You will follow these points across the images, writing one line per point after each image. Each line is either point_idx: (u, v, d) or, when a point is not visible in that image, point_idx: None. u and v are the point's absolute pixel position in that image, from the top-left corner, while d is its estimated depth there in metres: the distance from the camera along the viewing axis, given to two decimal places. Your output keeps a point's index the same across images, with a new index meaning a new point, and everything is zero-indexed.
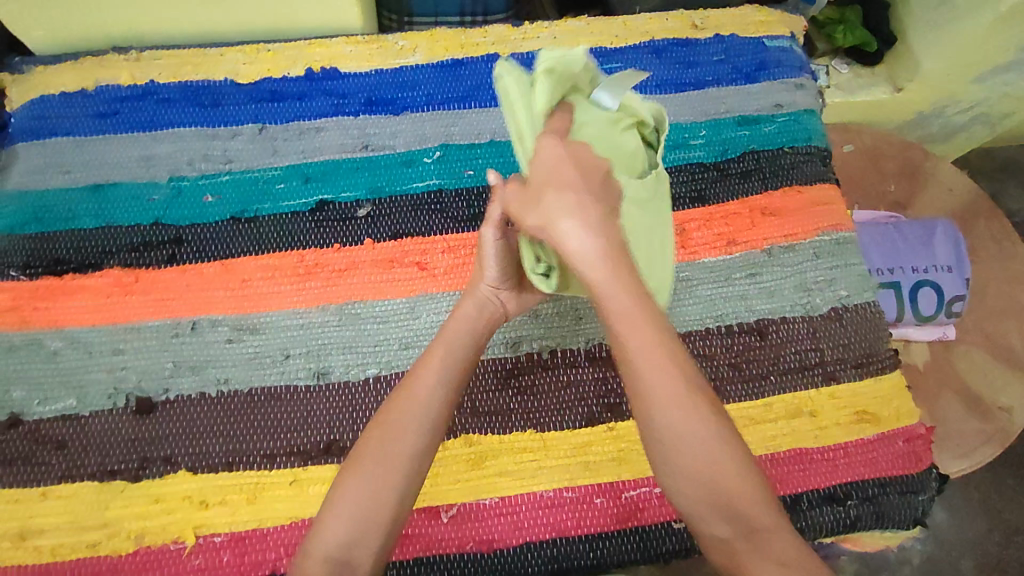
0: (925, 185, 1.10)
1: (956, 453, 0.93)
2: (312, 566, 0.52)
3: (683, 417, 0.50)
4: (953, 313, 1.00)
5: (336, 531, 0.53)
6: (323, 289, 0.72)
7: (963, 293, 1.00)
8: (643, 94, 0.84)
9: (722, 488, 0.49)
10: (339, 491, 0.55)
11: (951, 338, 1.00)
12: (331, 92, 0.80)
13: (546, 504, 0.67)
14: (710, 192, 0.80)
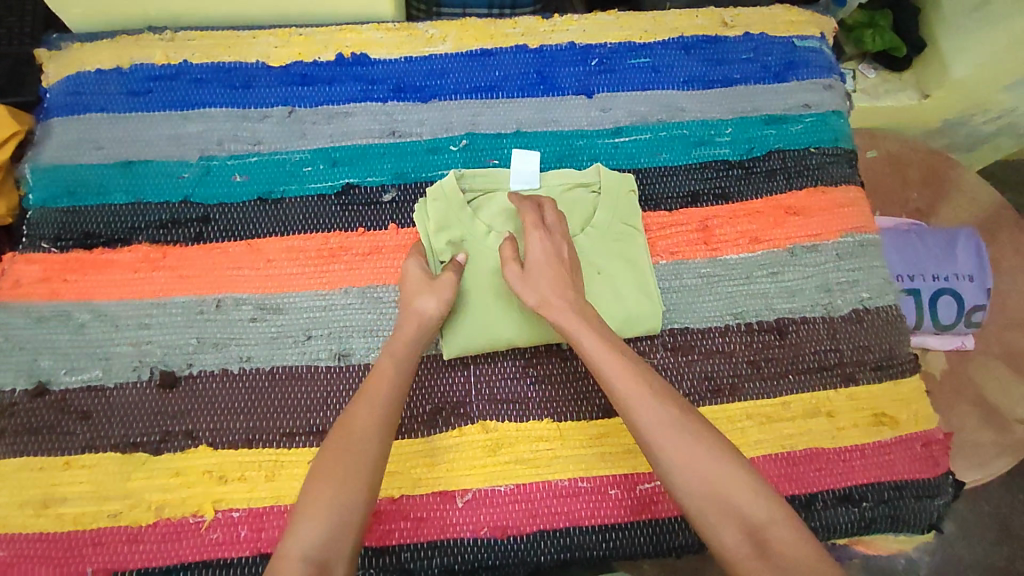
0: (949, 192, 1.10)
1: (970, 464, 0.94)
2: (291, 567, 0.50)
3: (685, 450, 0.55)
4: (972, 323, 0.99)
5: (311, 534, 0.52)
6: (346, 273, 0.73)
7: (984, 303, 0.99)
8: (670, 90, 0.84)
9: (722, 501, 0.53)
10: (309, 497, 0.54)
11: (970, 347, 1.00)
12: (360, 78, 0.81)
13: (560, 493, 0.67)
14: (734, 190, 0.80)
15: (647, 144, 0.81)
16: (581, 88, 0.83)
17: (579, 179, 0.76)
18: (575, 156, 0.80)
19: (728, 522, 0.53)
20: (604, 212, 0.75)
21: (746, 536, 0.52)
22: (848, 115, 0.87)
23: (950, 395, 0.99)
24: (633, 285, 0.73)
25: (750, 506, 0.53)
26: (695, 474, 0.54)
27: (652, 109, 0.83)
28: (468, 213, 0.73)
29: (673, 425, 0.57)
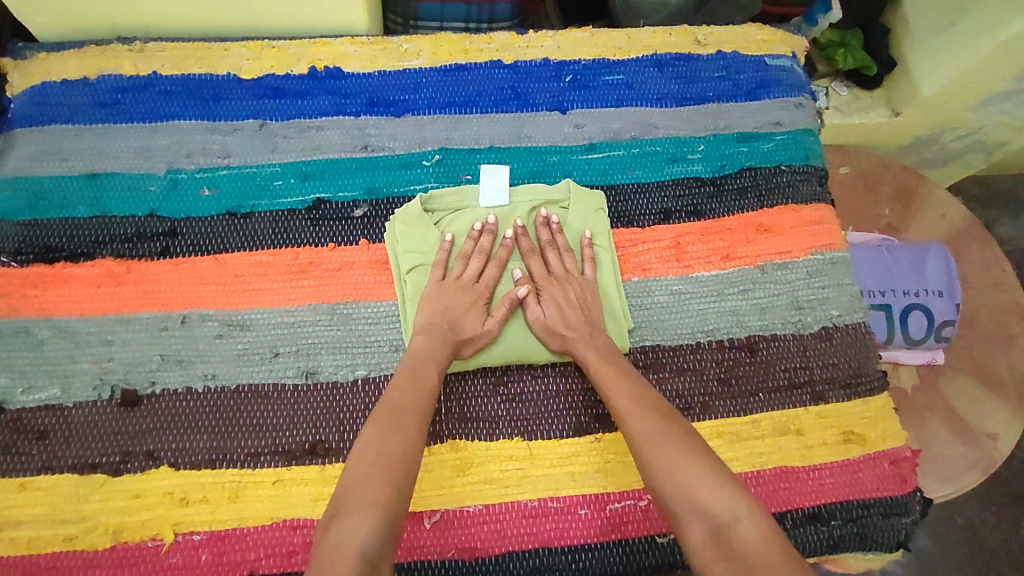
0: (917, 210, 1.12)
1: (939, 477, 0.96)
2: (346, 562, 0.50)
3: (671, 457, 0.59)
4: (942, 337, 1.04)
5: (369, 530, 0.53)
6: (315, 288, 0.72)
7: (953, 318, 1.03)
8: (644, 107, 0.84)
9: (690, 498, 0.57)
10: (361, 492, 0.55)
11: (939, 362, 1.03)
12: (332, 92, 0.80)
13: (530, 514, 0.66)
14: (706, 207, 0.80)
15: (621, 160, 0.81)
16: (556, 104, 0.83)
17: (549, 195, 0.77)
18: (548, 172, 0.80)
19: (697, 524, 0.56)
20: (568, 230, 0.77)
21: (708, 534, 0.55)
22: (818, 133, 0.88)
23: (921, 410, 1.01)
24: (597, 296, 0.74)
25: (715, 501, 0.56)
26: (665, 475, 0.59)
27: (626, 126, 0.83)
28: (436, 236, 0.74)
29: (648, 432, 0.62)
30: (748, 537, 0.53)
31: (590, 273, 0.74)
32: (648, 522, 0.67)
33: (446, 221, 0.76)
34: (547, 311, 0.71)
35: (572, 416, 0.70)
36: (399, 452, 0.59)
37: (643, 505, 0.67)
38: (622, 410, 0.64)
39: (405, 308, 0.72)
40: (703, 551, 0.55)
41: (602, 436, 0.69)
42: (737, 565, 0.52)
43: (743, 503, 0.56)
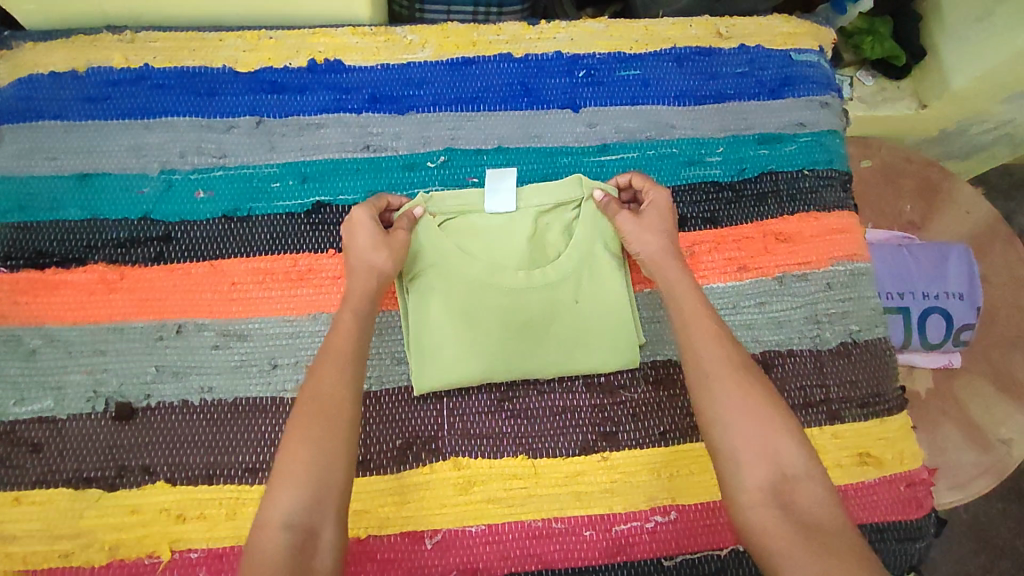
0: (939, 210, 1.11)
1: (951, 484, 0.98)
2: (274, 536, 0.50)
3: (745, 397, 0.58)
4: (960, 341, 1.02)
5: (295, 498, 0.52)
6: (315, 298, 0.69)
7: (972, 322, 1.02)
8: (661, 106, 0.80)
9: (761, 440, 0.56)
10: (287, 456, 0.54)
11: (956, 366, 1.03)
12: (333, 87, 0.76)
13: (533, 534, 0.65)
14: (723, 214, 0.77)
15: (635, 163, 0.78)
16: (568, 101, 0.79)
17: (560, 199, 0.72)
18: (558, 175, 0.77)
19: (762, 467, 0.54)
20: (580, 240, 0.71)
21: (772, 482, 0.54)
22: (844, 134, 0.83)
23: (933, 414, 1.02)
24: (603, 309, 0.70)
25: (789, 452, 0.55)
26: (735, 408, 0.57)
27: (641, 125, 0.80)
28: (437, 240, 0.69)
29: (729, 370, 0.59)
30: (812, 497, 0.53)
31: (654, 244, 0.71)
32: (654, 544, 0.66)
33: (448, 224, 0.71)
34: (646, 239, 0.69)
35: (578, 434, 0.68)
36: (325, 409, 0.56)
37: (650, 527, 0.66)
38: (699, 334, 0.62)
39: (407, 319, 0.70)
40: (757, 493, 0.54)
41: (609, 455, 0.67)
42: (797, 520, 0.51)
43: (812, 460, 0.55)
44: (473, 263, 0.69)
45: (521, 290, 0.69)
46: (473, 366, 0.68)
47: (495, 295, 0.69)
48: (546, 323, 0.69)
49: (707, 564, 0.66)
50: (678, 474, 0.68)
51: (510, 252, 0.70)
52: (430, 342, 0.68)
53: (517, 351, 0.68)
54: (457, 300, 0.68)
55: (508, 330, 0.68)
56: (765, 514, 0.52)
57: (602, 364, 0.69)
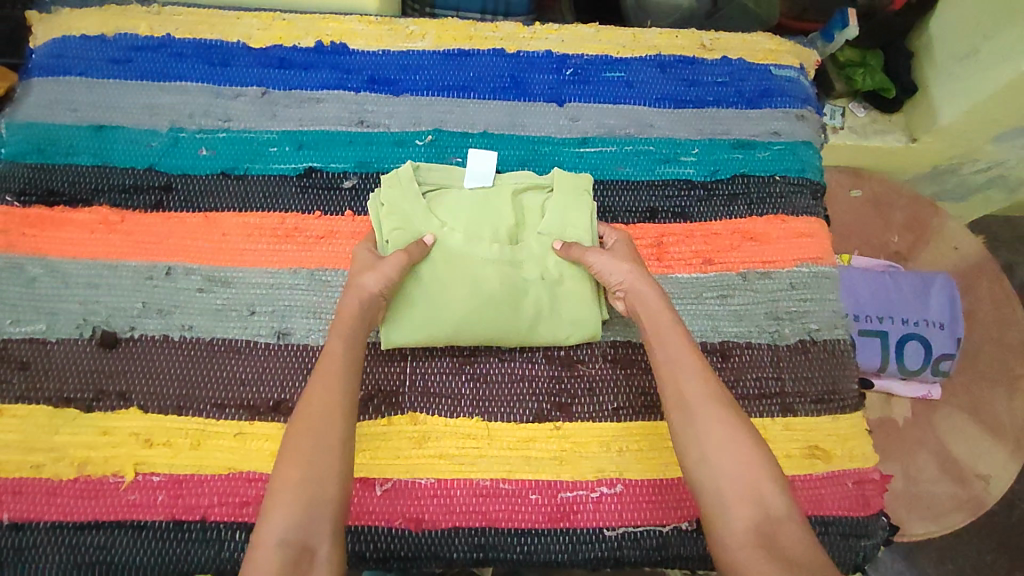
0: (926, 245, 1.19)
1: (925, 516, 1.01)
2: (268, 555, 0.51)
3: (729, 437, 0.57)
4: (941, 371, 1.08)
5: (284, 518, 0.53)
6: (298, 253, 0.74)
7: (952, 353, 1.07)
8: (642, 106, 0.85)
9: (746, 485, 0.55)
10: (280, 478, 0.55)
11: (936, 397, 1.08)
12: (336, 66, 0.83)
13: (480, 493, 0.67)
14: (693, 210, 0.80)
15: (612, 157, 0.82)
16: (553, 96, 0.84)
17: (538, 180, 0.77)
18: (538, 162, 0.81)
19: (749, 511, 0.54)
20: (553, 218, 0.75)
21: (757, 523, 0.53)
22: (818, 146, 0.86)
23: (911, 443, 1.06)
24: (573, 284, 0.72)
25: (773, 493, 0.54)
26: (717, 450, 0.57)
27: (621, 123, 0.84)
28: (421, 205, 0.73)
29: (712, 405, 0.59)
30: (798, 541, 0.52)
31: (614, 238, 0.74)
32: (598, 514, 0.67)
33: (432, 194, 0.75)
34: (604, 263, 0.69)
35: (534, 401, 0.70)
36: (312, 429, 0.57)
37: (595, 497, 0.67)
38: (680, 366, 0.61)
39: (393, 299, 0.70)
40: (744, 536, 0.53)
41: (562, 424, 0.69)
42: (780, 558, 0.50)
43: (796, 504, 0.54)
44: (451, 232, 0.73)
45: (496, 262, 0.72)
46: (442, 327, 0.70)
47: (469, 263, 0.72)
48: (516, 294, 0.71)
49: (650, 539, 0.66)
50: (628, 449, 0.69)
51: (484, 225, 0.73)
52: (401, 301, 0.70)
53: (487, 318, 0.70)
54: (433, 264, 0.71)
55: (478, 296, 0.70)
56: (747, 557, 0.51)
57: (567, 337, 0.71)
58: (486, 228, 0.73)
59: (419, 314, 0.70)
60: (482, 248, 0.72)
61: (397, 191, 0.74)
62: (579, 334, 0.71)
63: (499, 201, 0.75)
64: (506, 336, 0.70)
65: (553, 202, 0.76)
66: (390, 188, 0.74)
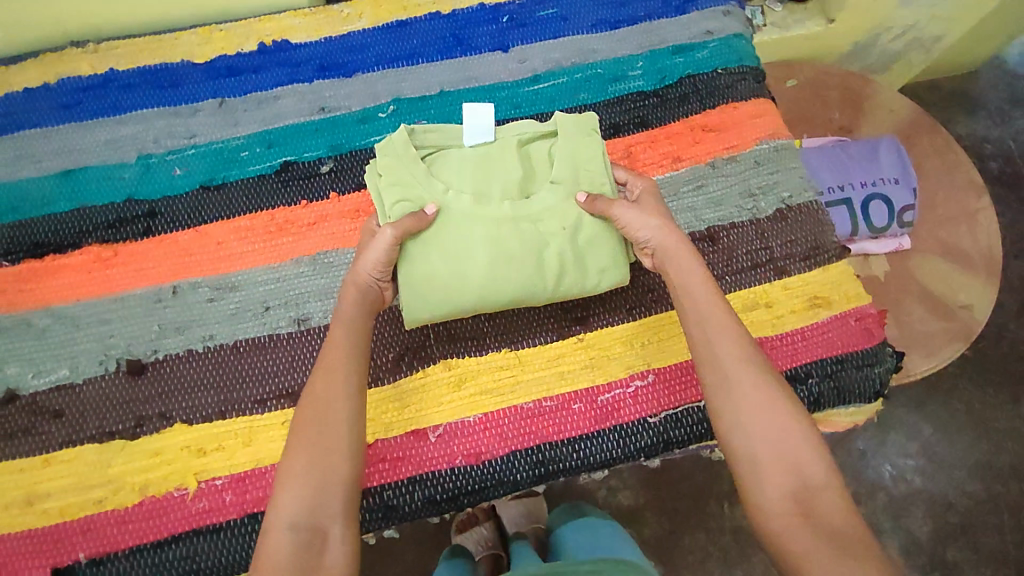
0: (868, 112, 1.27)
1: (924, 352, 1.11)
2: (279, 536, 0.54)
3: (768, 407, 0.60)
4: (905, 223, 1.15)
5: (294, 503, 0.56)
6: (296, 244, 0.76)
7: (912, 203, 1.14)
8: (580, 35, 0.88)
9: (785, 453, 0.58)
10: (285, 466, 0.58)
11: (906, 247, 1.17)
12: (284, 63, 0.84)
13: (527, 415, 0.70)
14: (652, 117, 0.84)
15: (566, 87, 0.85)
16: (496, 44, 0.87)
17: (538, 127, 0.74)
18: (497, 107, 0.84)
19: (786, 477, 0.57)
20: (563, 165, 0.72)
21: (793, 492, 0.56)
22: (750, 37, 0.91)
23: (896, 293, 1.16)
24: (593, 233, 0.71)
25: (810, 463, 0.57)
26: (757, 419, 0.59)
27: (566, 54, 0.86)
28: (422, 170, 0.71)
29: (753, 374, 0.61)
30: (831, 505, 0.56)
31: (637, 186, 0.72)
32: (639, 405, 0.71)
33: (431, 156, 0.73)
34: (634, 221, 0.69)
35: (554, 321, 0.74)
36: (316, 416, 0.59)
37: (632, 391, 0.71)
38: (718, 334, 0.63)
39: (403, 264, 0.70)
40: (781, 503, 0.56)
41: (584, 335, 0.73)
42: (816, 529, 0.54)
43: (832, 470, 0.58)
44: (459, 196, 0.71)
45: (510, 220, 0.70)
46: (466, 298, 0.70)
47: (484, 226, 0.70)
48: (537, 251, 0.70)
49: (692, 416, 0.71)
50: (650, 341, 0.73)
51: (491, 182, 0.72)
52: (421, 276, 0.69)
53: (512, 281, 0.70)
54: (446, 231, 0.70)
55: (499, 260, 0.69)
56: (785, 525, 0.55)
57: (595, 285, 0.72)
58: (496, 186, 0.72)
59: (440, 285, 0.69)
60: (494, 208, 0.71)
61: (395, 156, 0.71)
62: (602, 281, 0.72)
63: (504, 155, 0.73)
64: (532, 295, 0.70)
65: (559, 147, 0.73)
66: (389, 153, 0.71)
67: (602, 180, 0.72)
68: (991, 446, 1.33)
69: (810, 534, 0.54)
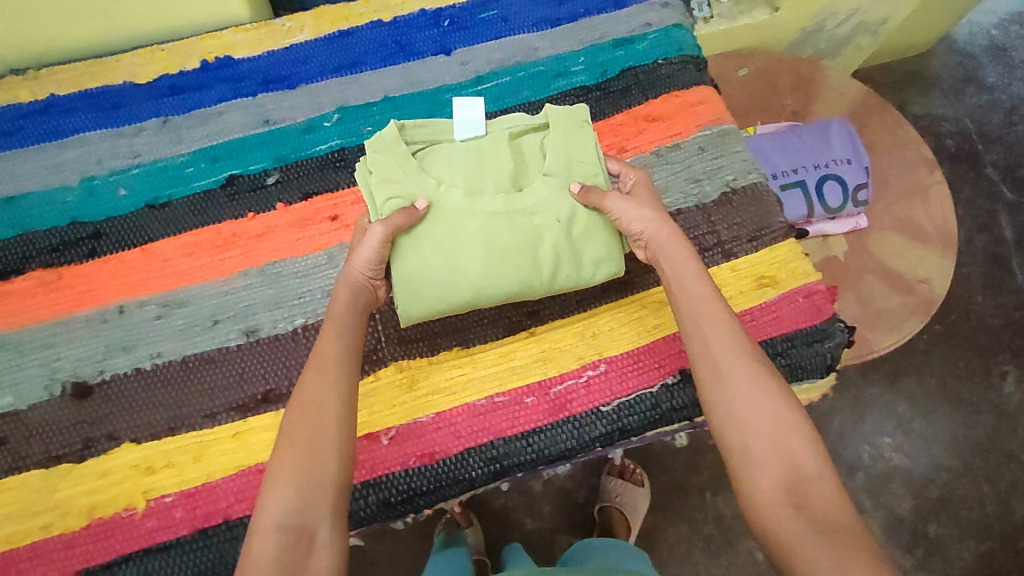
0: (816, 97, 1.28)
1: (886, 328, 1.12)
2: (268, 538, 0.53)
3: (759, 394, 0.59)
4: (859, 201, 1.18)
5: (284, 503, 0.54)
6: (243, 256, 0.75)
7: (865, 181, 1.17)
8: (521, 34, 0.88)
9: (779, 442, 0.57)
10: (278, 466, 0.56)
11: (864, 225, 1.18)
12: (228, 79, 0.84)
13: (480, 412, 0.70)
14: (595, 111, 0.85)
15: (509, 86, 0.85)
16: (439, 48, 0.87)
17: (529, 122, 0.77)
18: (443, 110, 0.83)
19: (777, 465, 0.56)
20: (554, 156, 0.74)
21: (785, 480, 0.55)
22: (689, 27, 0.92)
23: (856, 270, 1.17)
24: (586, 225, 0.73)
25: (802, 451, 0.57)
26: (749, 406, 0.59)
27: (507, 54, 0.86)
28: (414, 166, 0.73)
29: (744, 361, 0.61)
30: (823, 496, 0.54)
31: (632, 179, 0.74)
32: (591, 395, 0.71)
33: (422, 153, 0.75)
34: (625, 212, 0.69)
35: (505, 317, 0.74)
36: (311, 415, 0.58)
37: (584, 382, 0.71)
38: (709, 321, 0.63)
39: (397, 262, 0.70)
40: (773, 492, 0.55)
41: (535, 329, 0.73)
42: (809, 517, 0.53)
43: (827, 461, 0.56)
44: (453, 190, 0.72)
45: (502, 213, 0.72)
46: (459, 292, 0.70)
47: (478, 219, 0.71)
48: (530, 243, 0.71)
49: (644, 402, 0.71)
50: (601, 331, 0.73)
51: (483, 176, 0.73)
52: (414, 271, 0.70)
53: (507, 274, 0.70)
54: (437, 225, 0.71)
55: (493, 252, 0.70)
56: (778, 514, 0.54)
57: (589, 278, 0.73)
58: (488, 178, 0.73)
59: (434, 280, 0.70)
60: (486, 201, 0.72)
61: (389, 154, 0.73)
62: (597, 273, 0.72)
63: (496, 150, 0.75)
64: (527, 286, 0.71)
65: (550, 140, 0.75)
66: (382, 151, 0.73)
67: (594, 172, 0.74)
68: (952, 419, 1.38)
69: (802, 524, 0.52)
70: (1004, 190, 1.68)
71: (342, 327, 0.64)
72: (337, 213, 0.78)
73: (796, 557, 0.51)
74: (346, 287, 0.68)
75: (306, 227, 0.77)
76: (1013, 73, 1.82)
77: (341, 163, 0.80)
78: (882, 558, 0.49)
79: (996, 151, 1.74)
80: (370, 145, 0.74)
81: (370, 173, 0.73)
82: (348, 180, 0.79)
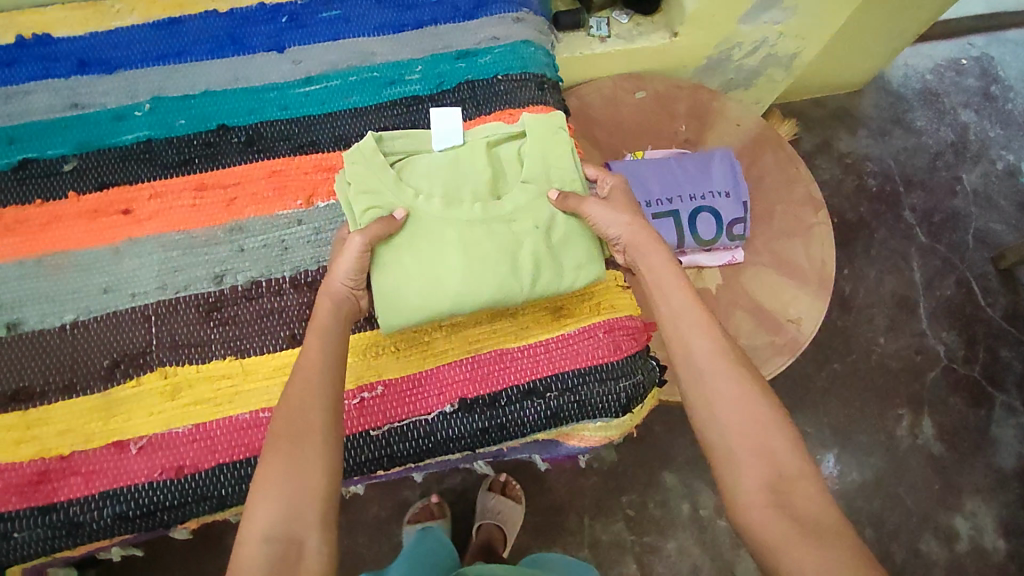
0: (713, 123, 1.28)
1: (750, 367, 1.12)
2: (252, 549, 0.51)
3: (738, 398, 0.60)
4: (736, 236, 1.16)
5: (268, 514, 0.53)
6: (22, 244, 0.71)
7: (742, 216, 1.14)
8: (360, 37, 0.85)
9: (757, 444, 0.58)
10: (261, 473, 0.55)
11: (740, 260, 1.18)
12: (41, 57, 0.79)
13: (240, 427, 0.66)
14: (423, 122, 0.81)
15: (339, 89, 0.82)
16: (272, 44, 0.83)
17: (505, 131, 0.77)
18: (264, 108, 0.79)
19: (759, 466, 0.57)
20: (532, 165, 0.75)
21: (769, 481, 0.56)
22: (541, 44, 0.89)
23: (727, 305, 1.17)
24: (568, 232, 0.73)
25: (786, 452, 0.58)
26: (729, 408, 0.60)
27: (343, 57, 0.83)
28: (392, 176, 0.72)
29: (723, 364, 0.62)
30: (809, 495, 0.56)
31: (606, 185, 0.75)
32: (363, 418, 0.68)
33: (400, 163, 0.75)
34: (601, 216, 0.71)
35: (287, 328, 0.69)
36: (294, 418, 0.56)
37: (357, 403, 0.68)
38: (689, 325, 0.65)
39: (377, 270, 0.69)
40: (758, 493, 0.56)
41: None
42: (793, 517, 0.54)
43: (809, 461, 0.57)
44: (430, 199, 0.72)
45: (483, 221, 0.71)
46: (441, 299, 0.68)
47: (458, 227, 0.71)
48: (511, 248, 0.71)
49: (417, 430, 0.68)
50: (384, 353, 0.70)
51: (462, 185, 0.73)
52: (393, 280, 0.68)
53: (490, 281, 0.69)
54: (417, 234, 0.70)
55: (475, 259, 0.69)
56: (762, 515, 0.55)
57: (572, 284, 0.72)
58: (466, 189, 0.73)
59: (438, 284, 0.68)
60: (468, 208, 0.72)
61: (366, 164, 0.72)
62: (571, 282, 0.71)
63: (472, 159, 0.75)
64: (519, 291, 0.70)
65: (527, 148, 0.76)
66: (358, 160, 0.72)
67: (571, 178, 0.75)
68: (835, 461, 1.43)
69: (788, 525, 0.54)
70: (919, 234, 1.65)
71: (319, 330, 0.62)
72: (130, 207, 0.73)
73: (784, 557, 0.52)
74: (327, 297, 0.65)
75: (91, 219, 0.72)
76: (943, 119, 1.78)
77: (144, 155, 0.75)
78: (870, 558, 0.51)
79: (916, 195, 1.70)
80: (347, 156, 0.73)
81: (346, 183, 0.72)
82: (148, 173, 0.74)
